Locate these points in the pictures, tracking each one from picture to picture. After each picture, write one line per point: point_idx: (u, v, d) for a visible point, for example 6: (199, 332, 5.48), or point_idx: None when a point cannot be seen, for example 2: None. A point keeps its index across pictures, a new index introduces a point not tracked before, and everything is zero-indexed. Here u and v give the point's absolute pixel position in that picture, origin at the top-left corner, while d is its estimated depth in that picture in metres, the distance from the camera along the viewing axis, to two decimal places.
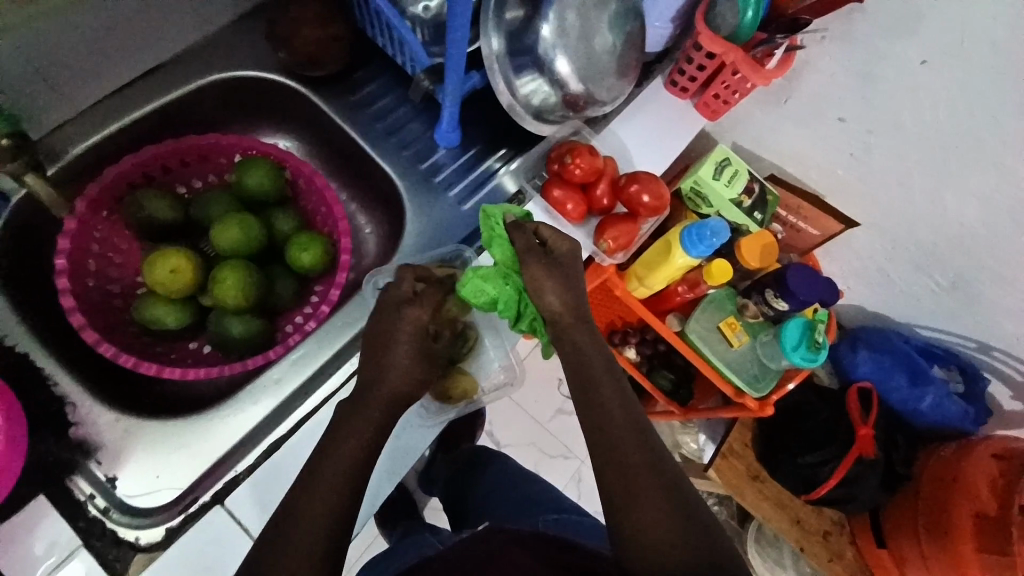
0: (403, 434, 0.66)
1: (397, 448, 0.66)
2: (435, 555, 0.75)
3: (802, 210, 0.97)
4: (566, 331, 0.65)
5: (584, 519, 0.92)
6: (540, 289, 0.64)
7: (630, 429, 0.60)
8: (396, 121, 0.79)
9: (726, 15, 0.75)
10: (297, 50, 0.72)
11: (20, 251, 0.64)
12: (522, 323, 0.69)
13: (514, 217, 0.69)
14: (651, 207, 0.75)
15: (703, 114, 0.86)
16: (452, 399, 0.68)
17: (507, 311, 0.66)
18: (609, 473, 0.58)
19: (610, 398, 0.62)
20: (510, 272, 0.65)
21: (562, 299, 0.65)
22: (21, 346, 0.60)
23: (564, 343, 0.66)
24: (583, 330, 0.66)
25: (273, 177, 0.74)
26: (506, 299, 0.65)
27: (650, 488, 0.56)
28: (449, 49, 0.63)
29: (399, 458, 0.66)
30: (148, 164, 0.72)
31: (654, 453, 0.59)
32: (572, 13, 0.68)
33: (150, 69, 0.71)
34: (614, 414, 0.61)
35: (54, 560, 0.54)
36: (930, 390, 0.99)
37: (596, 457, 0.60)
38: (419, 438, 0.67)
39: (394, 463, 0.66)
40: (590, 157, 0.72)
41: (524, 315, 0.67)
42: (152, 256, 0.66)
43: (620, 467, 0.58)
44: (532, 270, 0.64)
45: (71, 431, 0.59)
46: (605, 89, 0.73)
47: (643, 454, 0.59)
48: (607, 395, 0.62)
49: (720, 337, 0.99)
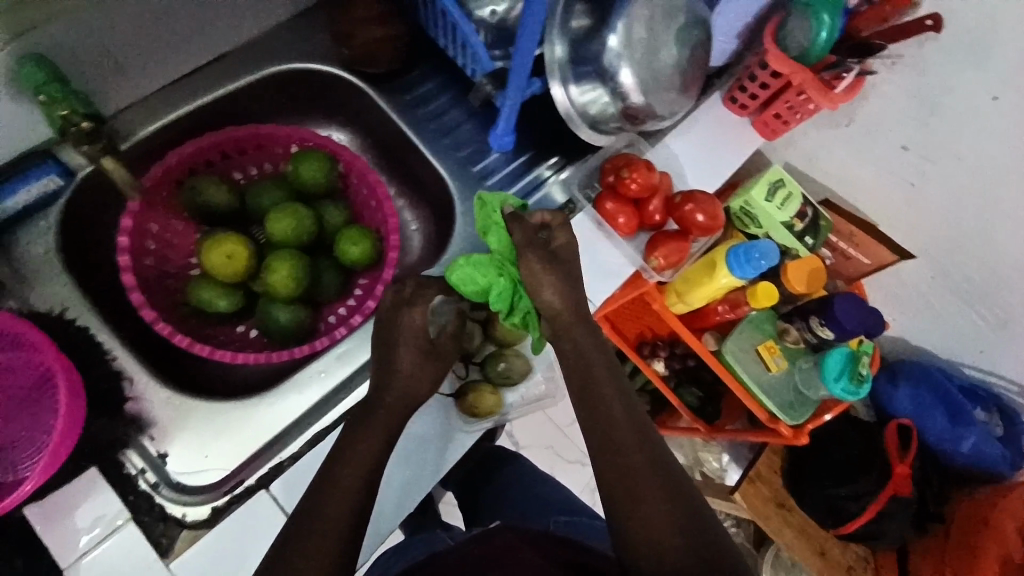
0: (422, 438, 0.65)
1: (416, 440, 0.65)
2: (440, 553, 0.74)
3: (853, 237, 0.94)
4: (569, 338, 0.63)
5: (594, 522, 0.90)
6: (539, 287, 0.62)
7: (632, 441, 0.59)
8: (450, 122, 0.79)
9: (799, 34, 0.72)
10: (359, 45, 0.72)
11: (82, 227, 0.66)
12: (512, 318, 0.64)
13: (512, 207, 0.66)
14: (704, 227, 0.72)
15: (760, 132, 0.84)
16: (478, 413, 0.66)
17: (500, 300, 0.63)
18: (612, 488, 0.57)
19: (621, 418, 0.60)
20: (505, 263, 0.64)
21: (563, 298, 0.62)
22: (80, 319, 0.61)
23: (564, 343, 0.63)
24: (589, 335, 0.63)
25: (327, 171, 0.75)
26: (499, 290, 0.62)
27: (660, 516, 0.54)
28: (514, 55, 0.63)
29: (411, 474, 0.64)
30: (209, 150, 0.74)
31: (665, 474, 0.57)
32: (641, 26, 0.66)
33: (216, 57, 0.72)
34: (626, 439, 0.59)
35: (100, 531, 0.54)
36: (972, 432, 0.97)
37: (603, 475, 0.58)
38: (419, 449, 0.65)
39: (407, 464, 0.64)
40: (647, 172, 0.70)
41: (516, 307, 0.64)
42: (208, 241, 0.68)
43: (625, 481, 0.56)
44: (530, 261, 0.62)
45: (126, 407, 0.59)
46: (666, 104, 0.71)
47: (654, 475, 0.57)
48: (619, 422, 0.60)
49: (757, 360, 0.97)
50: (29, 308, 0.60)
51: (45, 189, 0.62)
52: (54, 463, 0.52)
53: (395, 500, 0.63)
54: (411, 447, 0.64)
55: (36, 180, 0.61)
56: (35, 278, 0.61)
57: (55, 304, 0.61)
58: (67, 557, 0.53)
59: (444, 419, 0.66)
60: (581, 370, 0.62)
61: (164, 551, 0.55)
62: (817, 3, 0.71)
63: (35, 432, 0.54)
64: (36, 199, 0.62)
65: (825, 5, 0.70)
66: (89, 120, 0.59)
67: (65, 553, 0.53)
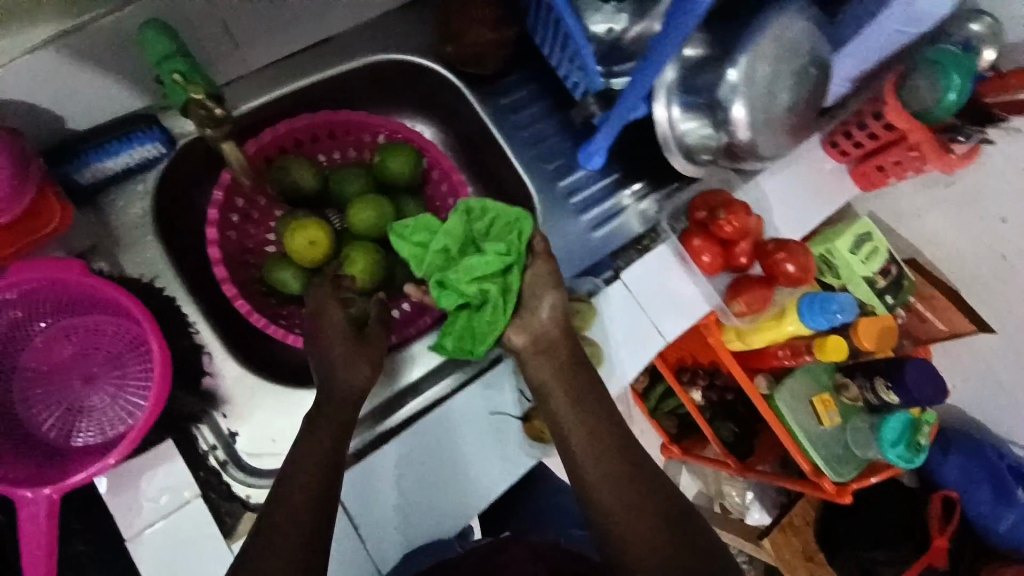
0: (416, 439, 0.62)
1: (415, 442, 0.62)
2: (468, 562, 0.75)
3: (932, 300, 0.90)
4: (557, 359, 0.62)
5: None
6: (534, 297, 0.63)
7: (612, 445, 0.58)
8: (540, 132, 0.78)
9: (925, 91, 0.68)
10: (466, 46, 0.71)
11: (175, 195, 0.67)
12: (488, 283, 0.61)
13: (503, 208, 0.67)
14: (794, 278, 0.70)
15: (857, 182, 0.82)
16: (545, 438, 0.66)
17: (496, 259, 0.61)
18: (599, 489, 0.55)
19: (596, 411, 0.60)
20: (507, 238, 0.62)
21: (553, 316, 0.63)
22: (168, 289, 0.62)
23: (551, 358, 0.62)
24: (572, 352, 0.62)
25: (413, 166, 0.75)
26: (486, 255, 0.61)
27: (635, 498, 0.54)
28: (633, 79, 0.60)
29: (415, 477, 0.62)
30: (301, 132, 0.74)
31: (643, 478, 0.55)
32: (765, 64, 0.62)
33: (322, 40, 0.71)
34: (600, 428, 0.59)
35: (166, 506, 0.55)
36: (1013, 512, 0.96)
37: (588, 478, 0.56)
38: (416, 449, 0.62)
39: (406, 464, 0.62)
40: (744, 216, 0.68)
41: (494, 283, 0.62)
42: (292, 224, 0.69)
43: (609, 487, 0.55)
44: (536, 267, 0.63)
45: (204, 381, 0.61)
46: (772, 145, 0.68)
47: (632, 481, 0.55)
48: (593, 412, 0.59)
49: (811, 412, 0.94)
50: (120, 272, 0.61)
51: (147, 156, 0.62)
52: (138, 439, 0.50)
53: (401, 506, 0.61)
54: (410, 447, 0.62)
55: (139, 145, 0.60)
56: (128, 241, 0.62)
57: (145, 271, 0.62)
58: (131, 528, 0.54)
59: (447, 424, 0.64)
60: (567, 385, 0.61)
61: (228, 531, 0.56)
62: (948, 62, 0.66)
63: (121, 397, 0.55)
64: (136, 164, 0.62)
65: (956, 65, 0.66)
66: (220, 104, 0.53)
67: (129, 524, 0.54)
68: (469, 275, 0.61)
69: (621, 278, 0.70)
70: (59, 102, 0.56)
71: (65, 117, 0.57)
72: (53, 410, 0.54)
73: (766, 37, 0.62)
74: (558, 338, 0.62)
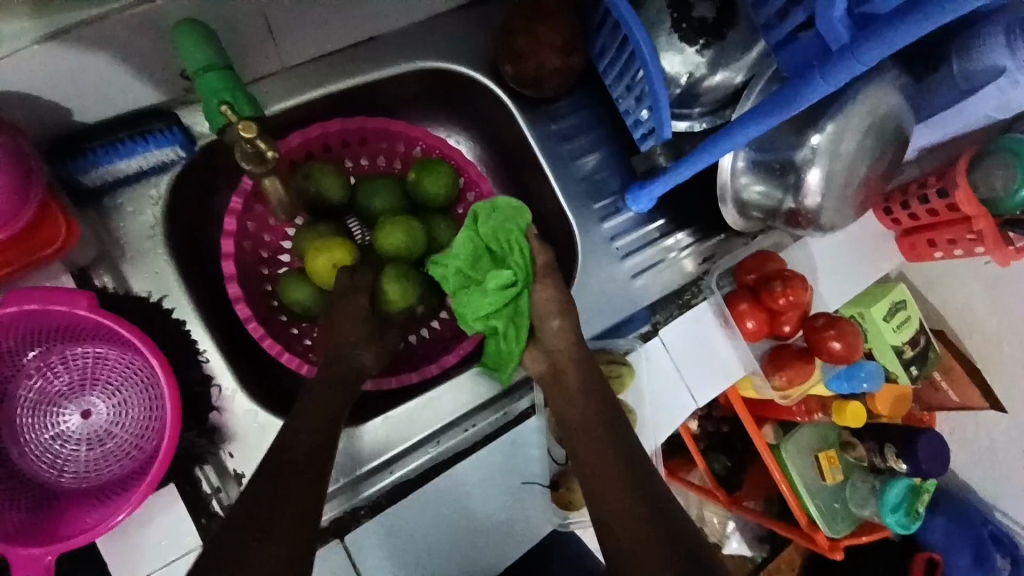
0: (427, 493, 0.59)
1: (425, 498, 0.59)
2: None
3: (950, 372, 0.90)
4: (567, 385, 0.57)
5: None
6: (542, 320, 0.58)
7: (626, 461, 0.51)
8: (590, 163, 0.72)
9: (998, 179, 0.67)
10: (527, 67, 0.64)
11: (188, 200, 0.60)
12: (498, 316, 0.59)
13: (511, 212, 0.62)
14: (839, 355, 0.68)
15: (902, 250, 0.79)
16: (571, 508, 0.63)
17: (502, 292, 0.58)
18: (610, 506, 0.48)
19: (591, 406, 0.55)
20: (516, 265, 0.59)
21: (563, 336, 0.58)
22: (177, 310, 0.56)
23: (566, 383, 0.57)
24: (585, 369, 0.57)
25: (451, 188, 0.68)
26: (493, 288, 0.58)
27: (622, 496, 0.48)
28: (700, 150, 0.55)
29: (418, 532, 0.59)
30: (331, 136, 0.67)
31: (655, 500, 0.48)
32: (850, 136, 0.59)
33: (366, 39, 0.64)
34: (593, 424, 0.54)
35: (166, 555, 0.51)
36: None
37: (600, 493, 0.50)
38: (424, 501, 0.59)
39: (410, 515, 0.58)
40: (801, 292, 0.66)
41: (505, 314, 0.59)
42: (314, 242, 0.62)
43: (623, 505, 0.48)
44: (543, 292, 0.58)
45: (210, 415, 0.56)
46: (837, 215, 0.64)
47: (644, 500, 0.48)
48: (590, 410, 0.55)
49: (814, 466, 0.93)
50: (125, 288, 0.55)
51: (163, 159, 0.55)
52: (143, 499, 0.46)
53: (399, 560, 0.58)
54: (417, 500, 0.59)
55: (155, 148, 0.53)
56: (136, 253, 0.56)
57: (154, 289, 0.56)
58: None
59: (462, 484, 0.60)
60: (576, 406, 0.55)
61: None
62: None
63: (124, 435, 0.51)
64: (149, 167, 0.55)
65: None
66: (270, 145, 0.49)
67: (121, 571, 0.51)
68: (476, 311, 0.58)
69: (660, 335, 0.68)
70: (67, 95, 0.48)
71: (73, 110, 0.50)
72: (45, 448, 0.50)
73: (858, 108, 0.57)
74: (572, 362, 0.57)
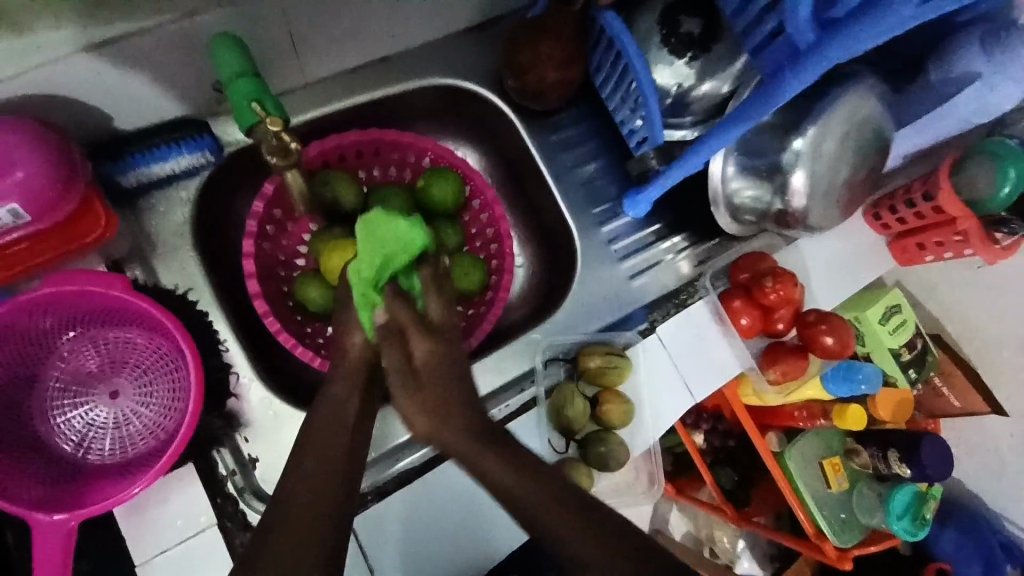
0: (429, 480, 0.63)
1: (430, 488, 0.62)
2: None
3: (952, 377, 0.91)
4: (447, 417, 0.50)
5: None
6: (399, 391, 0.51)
7: (540, 483, 0.46)
8: (588, 171, 0.77)
9: (980, 182, 0.70)
10: (529, 82, 0.70)
11: (214, 202, 0.64)
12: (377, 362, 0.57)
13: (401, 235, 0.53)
14: (832, 350, 0.70)
15: (895, 256, 0.81)
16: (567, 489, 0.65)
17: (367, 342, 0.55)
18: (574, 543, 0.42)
19: (480, 431, 0.49)
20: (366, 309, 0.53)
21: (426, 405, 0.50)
22: (201, 302, 0.60)
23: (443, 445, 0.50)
24: (467, 404, 0.50)
25: (457, 194, 0.72)
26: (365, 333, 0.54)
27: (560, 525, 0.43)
28: (690, 152, 0.59)
29: (428, 518, 0.62)
30: (346, 146, 0.72)
31: (597, 513, 0.44)
32: (832, 140, 0.62)
33: (381, 57, 0.69)
34: (490, 455, 0.48)
35: (183, 533, 0.54)
36: None
37: (554, 529, 0.44)
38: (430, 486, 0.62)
39: (418, 504, 0.62)
40: (791, 287, 0.69)
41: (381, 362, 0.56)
42: (329, 242, 0.66)
43: (570, 527, 0.43)
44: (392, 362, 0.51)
45: (229, 401, 0.59)
46: (823, 216, 0.67)
47: (584, 517, 0.44)
48: (483, 445, 0.48)
49: (818, 473, 0.93)
50: (155, 281, 0.60)
51: (193, 163, 0.60)
52: (160, 472, 0.48)
53: (407, 546, 0.61)
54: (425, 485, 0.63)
55: (187, 153, 0.58)
56: (165, 249, 0.60)
57: (180, 282, 0.60)
58: (143, 552, 0.53)
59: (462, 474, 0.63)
60: (468, 440, 0.49)
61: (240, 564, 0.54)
62: (1008, 157, 0.68)
63: (147, 415, 0.54)
64: (180, 170, 0.59)
65: (1015, 161, 0.68)
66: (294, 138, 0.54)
67: (140, 549, 0.53)
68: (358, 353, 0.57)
69: (657, 332, 0.70)
70: (113, 103, 0.54)
71: (116, 116, 0.55)
72: (73, 427, 0.53)
73: (838, 113, 0.61)
74: (454, 398, 0.50)
